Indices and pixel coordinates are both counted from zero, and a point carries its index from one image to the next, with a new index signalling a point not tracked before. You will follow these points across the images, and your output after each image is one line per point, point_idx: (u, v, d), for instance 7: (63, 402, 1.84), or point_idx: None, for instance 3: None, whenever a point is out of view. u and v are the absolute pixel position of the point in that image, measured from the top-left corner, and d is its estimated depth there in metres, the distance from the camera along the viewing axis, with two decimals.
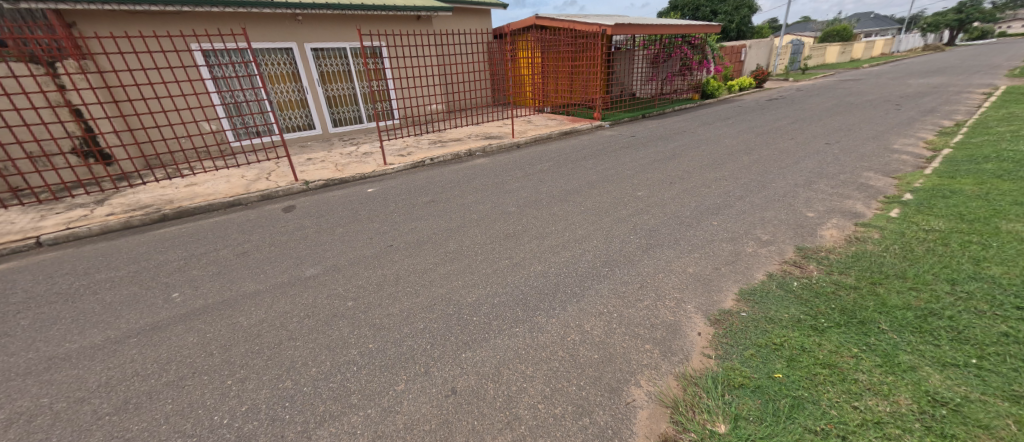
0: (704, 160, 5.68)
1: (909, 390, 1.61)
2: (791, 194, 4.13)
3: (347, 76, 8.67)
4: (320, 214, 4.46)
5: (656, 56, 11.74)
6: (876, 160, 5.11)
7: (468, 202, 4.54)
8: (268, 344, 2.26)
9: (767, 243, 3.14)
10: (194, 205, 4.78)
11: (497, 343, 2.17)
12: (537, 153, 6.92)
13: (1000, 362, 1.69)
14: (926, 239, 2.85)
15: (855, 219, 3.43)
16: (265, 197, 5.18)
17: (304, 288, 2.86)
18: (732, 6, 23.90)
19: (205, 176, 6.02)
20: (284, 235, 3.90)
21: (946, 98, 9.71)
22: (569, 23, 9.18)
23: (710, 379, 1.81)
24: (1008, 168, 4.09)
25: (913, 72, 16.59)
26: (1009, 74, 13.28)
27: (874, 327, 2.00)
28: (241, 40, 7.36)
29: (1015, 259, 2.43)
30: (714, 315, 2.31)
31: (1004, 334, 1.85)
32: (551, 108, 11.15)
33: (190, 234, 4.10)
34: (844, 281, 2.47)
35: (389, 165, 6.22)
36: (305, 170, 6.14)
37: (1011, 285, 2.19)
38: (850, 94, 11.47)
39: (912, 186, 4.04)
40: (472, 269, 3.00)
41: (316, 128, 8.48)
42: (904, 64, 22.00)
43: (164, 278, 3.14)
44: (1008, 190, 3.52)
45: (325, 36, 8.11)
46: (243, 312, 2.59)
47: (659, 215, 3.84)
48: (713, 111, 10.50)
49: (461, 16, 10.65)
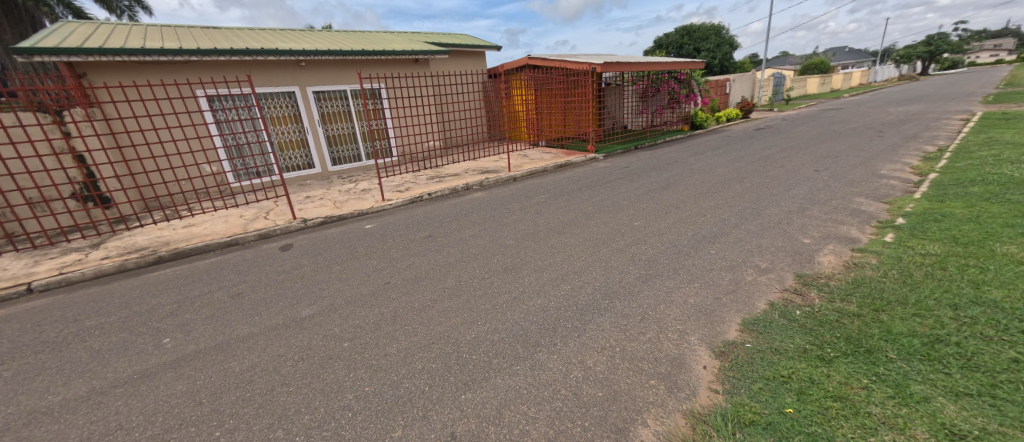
0: (697, 189, 5.79)
1: (926, 423, 1.55)
2: (786, 220, 4.18)
3: (346, 116, 8.92)
4: (317, 252, 4.45)
5: (645, 91, 12.19)
6: (865, 185, 5.22)
7: (466, 236, 4.57)
8: (259, 391, 2.17)
9: (766, 271, 3.13)
10: (190, 246, 4.77)
11: (497, 382, 2.10)
12: (533, 185, 7.05)
13: (1014, 390, 1.65)
14: (924, 263, 2.85)
15: (851, 244, 3.46)
16: (263, 236, 5.17)
17: (300, 329, 2.80)
18: (713, 44, 25.40)
19: (203, 216, 6.06)
20: (280, 275, 3.87)
21: (927, 124, 10.08)
22: (559, 62, 9.62)
23: (719, 416, 1.75)
24: (994, 191, 4.19)
25: (895, 100, 17.28)
26: (986, 100, 13.83)
27: (882, 356, 1.96)
28: (246, 86, 7.69)
29: (1015, 282, 2.43)
30: (718, 346, 2.26)
31: (1013, 360, 1.82)
32: (546, 142, 11.43)
33: (184, 276, 4.05)
34: (847, 308, 2.44)
35: (387, 201, 6.28)
36: (304, 208, 6.17)
37: (1015, 310, 2.17)
38: (835, 122, 11.88)
39: (902, 210, 4.10)
40: (471, 305, 2.96)
41: (316, 167, 8.63)
42: (881, 93, 22.98)
43: (155, 323, 3.07)
44: (996, 213, 3.59)
45: (326, 80, 8.47)
46: (236, 357, 2.52)
47: (657, 244, 3.86)
48: (704, 141, 10.79)
49: (457, 58, 11.20)
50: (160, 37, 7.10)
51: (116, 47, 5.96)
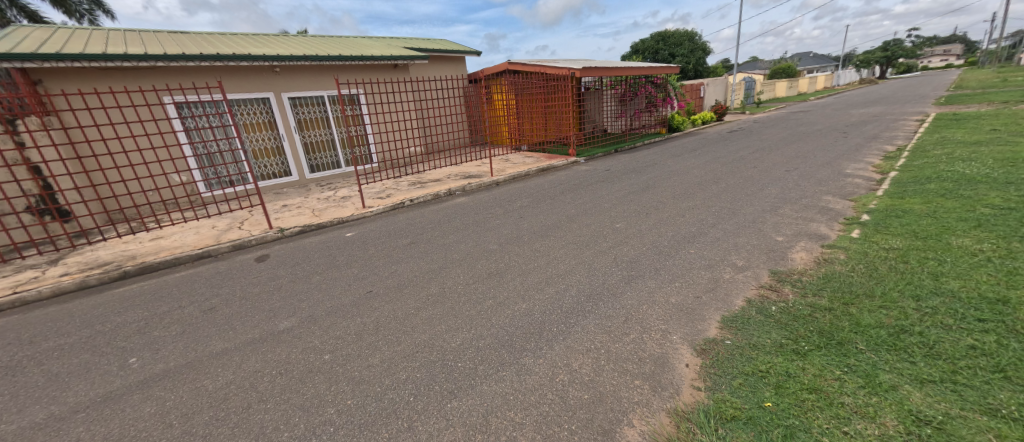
0: (676, 190, 5.93)
1: (894, 411, 1.62)
2: (759, 219, 4.33)
3: (324, 122, 8.75)
4: (295, 262, 4.32)
5: (623, 95, 12.45)
6: (832, 184, 5.46)
7: (449, 242, 4.53)
8: (234, 409, 2.09)
9: (742, 269, 3.22)
10: (158, 259, 4.55)
11: (483, 389, 2.08)
12: (516, 190, 7.07)
13: (973, 376, 1.74)
14: (888, 257, 3.00)
15: (821, 241, 3.60)
16: (236, 247, 4.99)
17: (277, 343, 2.70)
18: (686, 50, 26.25)
19: (172, 228, 5.79)
20: (256, 287, 3.73)
21: (887, 125, 10.65)
22: (539, 67, 9.71)
23: (702, 413, 1.78)
24: (949, 188, 4.45)
25: (857, 103, 18.22)
26: (939, 102, 14.71)
27: (852, 348, 2.05)
28: (217, 92, 7.43)
29: (969, 274, 2.58)
30: (700, 344, 2.31)
31: (971, 347, 1.92)
32: (527, 146, 11.49)
33: (152, 292, 3.86)
34: (819, 303, 2.53)
35: (368, 208, 6.16)
36: (280, 217, 6.00)
37: (970, 299, 2.31)
38: (803, 124, 12.43)
39: (867, 207, 4.31)
40: (456, 312, 2.93)
41: (293, 175, 8.39)
42: (844, 96, 24.18)
43: (119, 342, 2.90)
44: (951, 208, 3.82)
45: (302, 86, 8.29)
46: (210, 374, 2.41)
47: (638, 245, 3.92)
48: (681, 143, 11.08)
49: (437, 63, 11.18)
50: (123, 42, 6.80)
51: (75, 53, 5.66)
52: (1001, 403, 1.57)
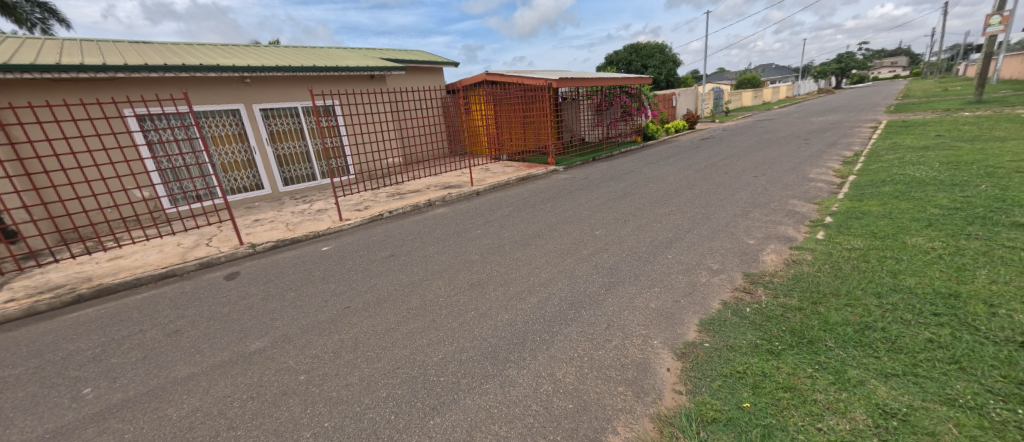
0: (652, 196, 6.09)
1: (863, 405, 1.69)
2: (732, 223, 4.48)
3: (298, 134, 8.54)
4: (268, 279, 4.14)
5: (599, 105, 12.76)
6: (797, 188, 5.74)
7: (429, 254, 4.47)
8: (202, 438, 1.96)
9: (718, 272, 3.32)
10: (117, 281, 4.28)
11: (467, 403, 2.04)
12: (496, 199, 7.08)
13: (932, 368, 1.84)
14: (851, 257, 3.16)
15: (789, 243, 3.76)
16: (204, 265, 4.76)
17: (249, 365, 2.57)
18: (658, 61, 27.29)
19: (133, 247, 5.47)
20: (226, 307, 3.56)
21: (844, 132, 11.32)
22: (516, 78, 9.84)
23: (683, 416, 1.80)
24: (901, 190, 4.76)
25: (817, 111, 19.34)
26: (889, 110, 15.78)
27: (822, 345, 2.13)
28: (183, 104, 7.14)
29: (924, 270, 2.75)
30: (680, 348, 2.35)
31: (929, 340, 2.04)
32: (507, 156, 11.55)
33: (110, 315, 3.61)
34: (790, 303, 2.63)
35: (345, 221, 6.02)
36: (252, 232, 5.78)
37: (926, 295, 2.45)
38: (768, 132, 13.06)
39: (830, 210, 4.54)
40: (437, 325, 2.87)
41: (266, 188, 8.11)
42: (804, 105, 25.62)
43: (73, 371, 2.69)
44: (905, 209, 4.08)
45: (275, 97, 8.09)
46: (174, 402, 2.27)
47: (618, 252, 3.98)
48: (656, 151, 11.41)
49: (415, 74, 11.16)
50: (79, 52, 6.48)
51: (25, 64, 5.32)
52: (957, 393, 1.67)
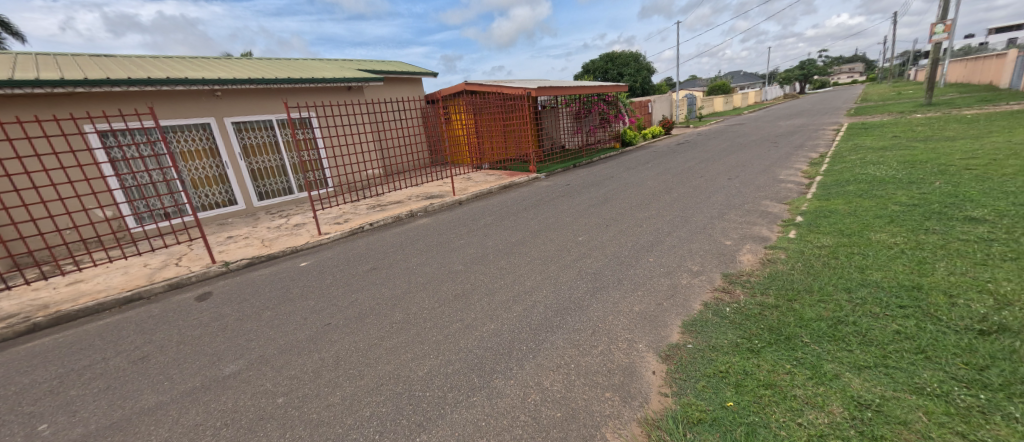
0: (632, 201, 6.20)
1: (839, 398, 1.74)
2: (709, 225, 4.61)
3: (273, 147, 8.32)
4: (242, 298, 3.98)
5: (578, 112, 12.99)
6: (769, 189, 5.97)
7: (412, 266, 4.40)
8: None
9: (698, 274, 3.39)
10: (77, 307, 4.02)
11: (454, 418, 2.00)
12: (479, 208, 7.07)
13: (900, 358, 1.93)
14: (821, 254, 3.30)
15: (764, 242, 3.90)
16: (173, 286, 4.53)
17: (222, 391, 2.45)
18: (633, 69, 28.13)
19: (94, 270, 5.17)
20: (197, 329, 3.39)
21: (810, 134, 11.88)
22: (495, 87, 9.92)
23: (670, 419, 1.81)
24: (865, 189, 5.01)
25: (784, 115, 20.26)
26: (850, 113, 16.68)
27: (799, 341, 2.20)
28: (149, 119, 6.86)
29: (888, 265, 2.89)
30: (664, 350, 2.38)
31: (896, 332, 2.13)
32: (489, 165, 11.57)
33: (68, 344, 3.38)
34: (766, 301, 2.71)
35: (324, 235, 5.88)
36: (225, 250, 5.56)
37: (891, 288, 2.57)
38: (740, 136, 13.57)
39: (800, 209, 4.74)
40: (422, 338, 2.82)
41: (239, 204, 7.83)
42: (772, 109, 26.80)
43: (26, 407, 2.50)
44: (868, 207, 4.29)
45: (248, 110, 7.88)
46: (140, 434, 2.13)
47: (601, 257, 4.02)
48: (635, 157, 11.67)
49: (393, 85, 11.10)
50: (34, 66, 6.15)
51: None
52: (925, 382, 1.75)
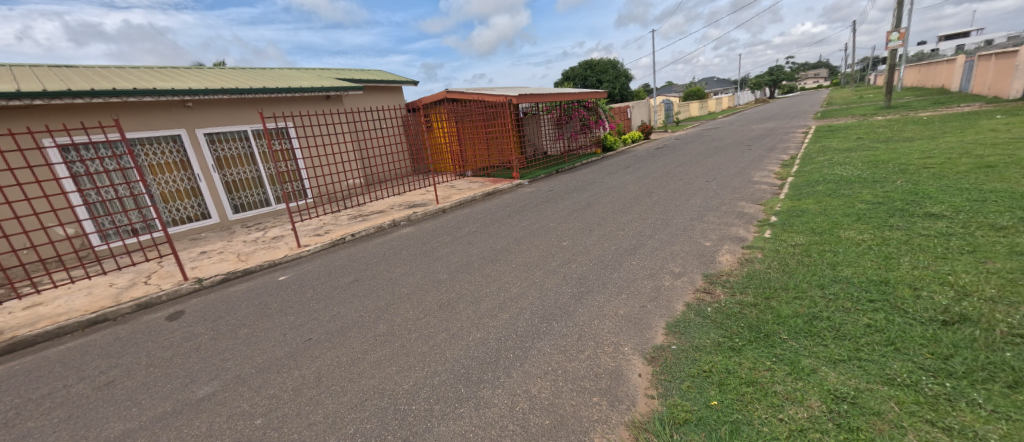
0: (614, 205, 6.30)
1: (817, 392, 1.80)
2: (689, 227, 4.72)
3: (249, 158, 8.10)
4: (217, 316, 3.82)
5: (559, 119, 13.16)
6: (744, 191, 6.17)
7: (395, 276, 4.33)
8: None
9: (680, 275, 3.46)
10: (35, 331, 3.77)
11: (441, 430, 1.96)
12: (463, 215, 7.04)
13: (872, 351, 2.00)
14: (795, 252, 3.42)
15: (741, 242, 4.01)
16: (142, 306, 4.32)
17: (196, 414, 2.33)
18: (611, 76, 28.79)
19: (54, 292, 4.87)
20: (168, 350, 3.23)
21: (781, 137, 12.37)
22: (477, 95, 9.96)
23: (657, 421, 1.83)
24: (833, 188, 5.24)
25: (756, 119, 21.06)
26: (817, 117, 17.48)
27: (777, 338, 2.26)
28: (114, 131, 6.57)
29: (857, 261, 3.03)
30: (649, 352, 2.40)
31: (867, 325, 2.22)
32: (472, 172, 11.56)
33: (24, 372, 3.16)
34: (745, 300, 2.79)
35: (303, 247, 5.73)
36: (198, 266, 5.34)
37: (861, 283, 2.68)
38: (715, 140, 14.02)
39: (774, 209, 4.91)
40: (407, 350, 2.76)
41: (213, 217, 7.56)
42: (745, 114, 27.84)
43: None
44: (837, 205, 4.49)
45: (221, 120, 7.66)
46: None
47: (585, 262, 4.06)
48: (615, 161, 11.88)
49: (373, 93, 11.00)
50: None
51: None
52: (895, 372, 1.82)
